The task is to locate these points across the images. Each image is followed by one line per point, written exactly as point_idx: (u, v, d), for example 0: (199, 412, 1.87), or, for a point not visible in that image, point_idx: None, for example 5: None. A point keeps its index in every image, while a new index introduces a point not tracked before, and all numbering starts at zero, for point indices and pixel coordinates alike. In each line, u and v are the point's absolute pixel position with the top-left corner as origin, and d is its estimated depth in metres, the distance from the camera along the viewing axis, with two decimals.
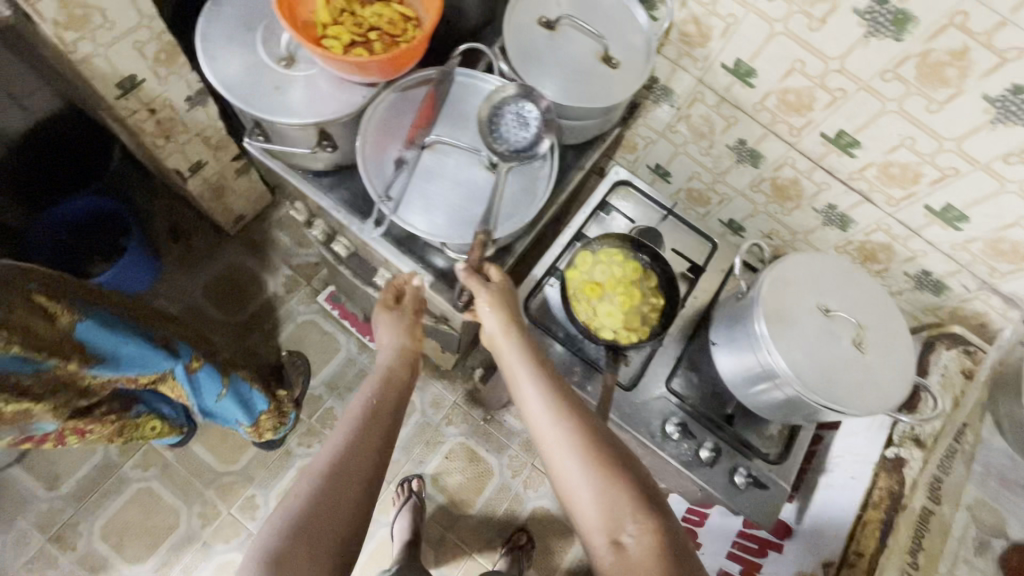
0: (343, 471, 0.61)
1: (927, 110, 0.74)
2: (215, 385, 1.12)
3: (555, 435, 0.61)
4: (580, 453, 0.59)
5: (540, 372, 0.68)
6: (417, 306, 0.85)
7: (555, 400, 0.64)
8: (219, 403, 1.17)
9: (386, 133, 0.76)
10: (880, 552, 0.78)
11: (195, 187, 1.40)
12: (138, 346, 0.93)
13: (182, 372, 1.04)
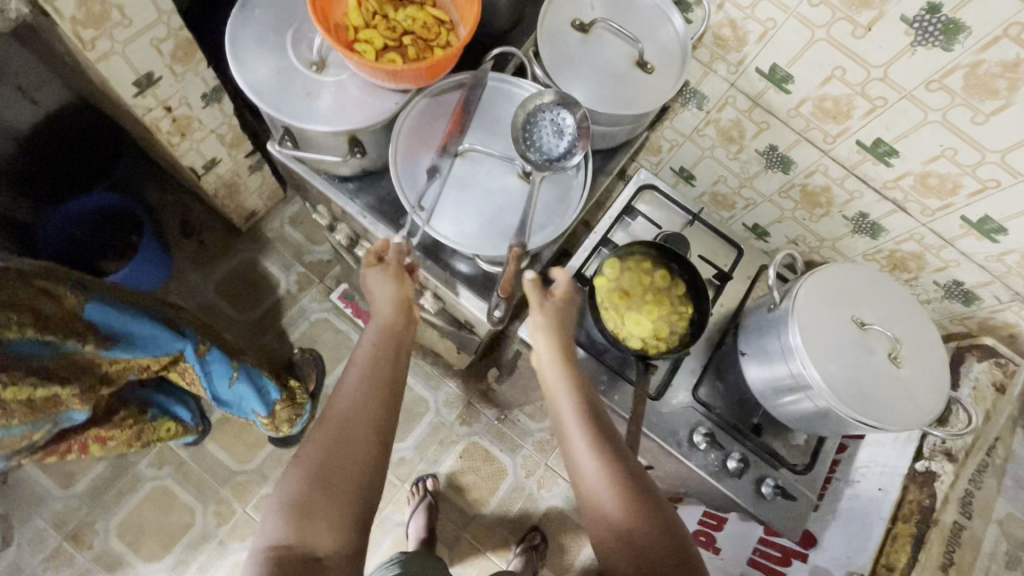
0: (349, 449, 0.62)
1: (973, 121, 0.72)
2: (226, 368, 1.14)
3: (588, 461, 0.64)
4: (612, 481, 0.62)
5: (581, 396, 0.70)
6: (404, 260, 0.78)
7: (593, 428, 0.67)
8: (232, 389, 1.18)
9: (419, 140, 0.76)
10: (912, 566, 0.78)
11: (210, 184, 1.39)
12: (148, 323, 0.94)
13: (193, 356, 1.05)
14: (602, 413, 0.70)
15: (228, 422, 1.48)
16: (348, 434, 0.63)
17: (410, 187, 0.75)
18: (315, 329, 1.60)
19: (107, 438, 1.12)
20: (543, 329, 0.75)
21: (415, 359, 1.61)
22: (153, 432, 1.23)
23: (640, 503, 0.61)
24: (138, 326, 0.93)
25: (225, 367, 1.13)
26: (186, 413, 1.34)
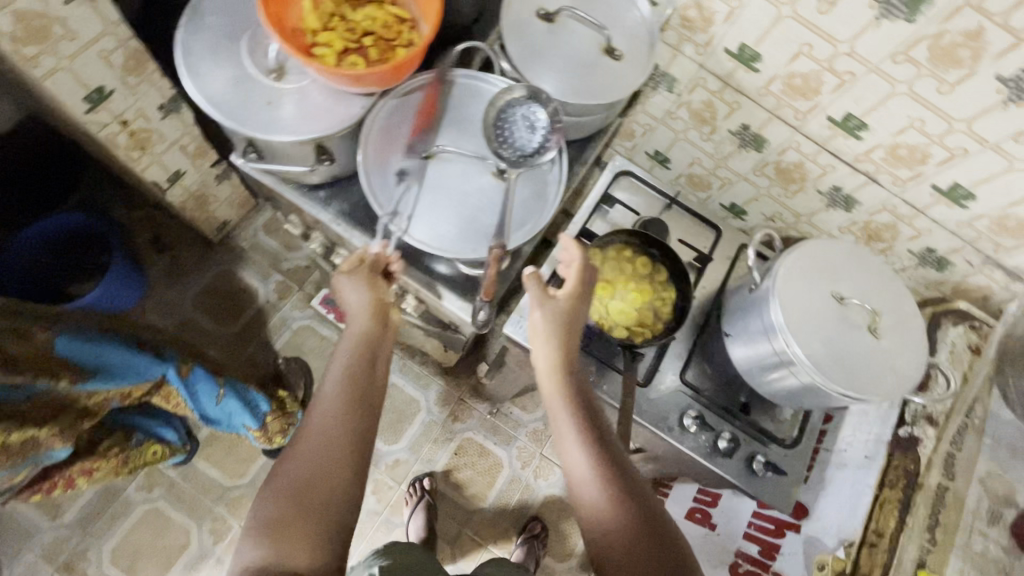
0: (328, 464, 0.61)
1: (938, 91, 0.73)
2: (212, 385, 1.10)
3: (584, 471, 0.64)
4: (608, 491, 0.63)
5: (576, 403, 0.70)
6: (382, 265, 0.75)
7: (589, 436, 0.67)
8: (220, 404, 1.14)
9: (388, 143, 0.74)
10: (900, 531, 0.81)
11: (177, 197, 1.35)
12: (125, 352, 0.93)
13: (175, 377, 1.03)
14: (599, 421, 0.70)
15: (217, 438, 1.45)
16: (325, 451, 0.61)
17: (382, 192, 0.73)
18: (298, 337, 1.58)
19: (92, 470, 1.11)
20: (540, 336, 0.73)
21: (403, 359, 1.61)
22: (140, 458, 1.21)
23: (634, 511, 0.62)
24: (112, 355, 0.91)
25: (206, 382, 1.10)
26: (172, 434, 1.31)
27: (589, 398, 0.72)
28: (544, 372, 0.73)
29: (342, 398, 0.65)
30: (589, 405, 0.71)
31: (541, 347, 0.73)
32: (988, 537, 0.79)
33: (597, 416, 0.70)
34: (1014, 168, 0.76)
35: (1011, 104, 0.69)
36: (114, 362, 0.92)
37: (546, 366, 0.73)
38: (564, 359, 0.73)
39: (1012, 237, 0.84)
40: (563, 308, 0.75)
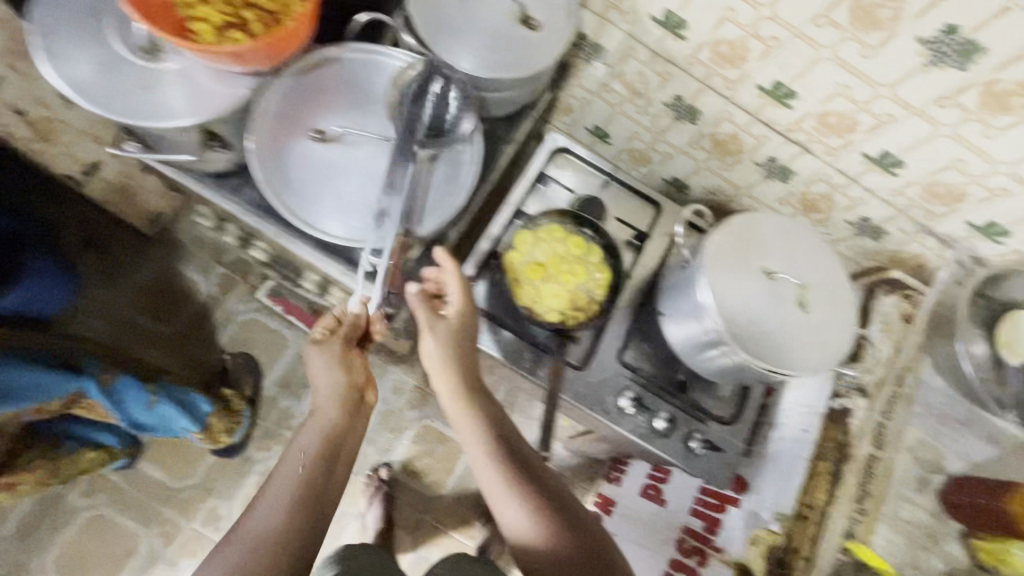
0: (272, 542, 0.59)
1: (861, 55, 0.70)
2: (141, 394, 1.10)
3: (502, 490, 0.66)
4: (527, 506, 0.64)
5: (488, 423, 0.71)
6: (358, 330, 0.77)
7: (503, 455, 0.68)
8: (155, 411, 1.11)
9: (283, 126, 0.68)
10: (830, 503, 0.82)
11: (98, 191, 1.27)
12: (26, 371, 0.97)
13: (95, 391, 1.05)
14: (512, 438, 0.71)
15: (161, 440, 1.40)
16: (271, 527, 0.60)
17: (282, 180, 0.68)
18: (244, 332, 1.52)
19: (15, 483, 1.12)
20: (439, 361, 0.73)
21: None
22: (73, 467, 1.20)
23: (556, 524, 0.63)
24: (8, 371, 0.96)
25: (135, 390, 1.09)
26: (110, 438, 1.27)
27: (499, 415, 0.73)
28: (451, 399, 0.73)
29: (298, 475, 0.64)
30: (500, 422, 0.72)
31: (440, 375, 0.73)
32: (915, 504, 0.81)
33: (509, 433, 0.72)
34: (940, 133, 0.74)
35: (932, 67, 0.67)
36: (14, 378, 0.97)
37: (451, 390, 0.73)
38: (466, 382, 0.73)
39: (942, 204, 0.83)
40: (450, 326, 0.75)
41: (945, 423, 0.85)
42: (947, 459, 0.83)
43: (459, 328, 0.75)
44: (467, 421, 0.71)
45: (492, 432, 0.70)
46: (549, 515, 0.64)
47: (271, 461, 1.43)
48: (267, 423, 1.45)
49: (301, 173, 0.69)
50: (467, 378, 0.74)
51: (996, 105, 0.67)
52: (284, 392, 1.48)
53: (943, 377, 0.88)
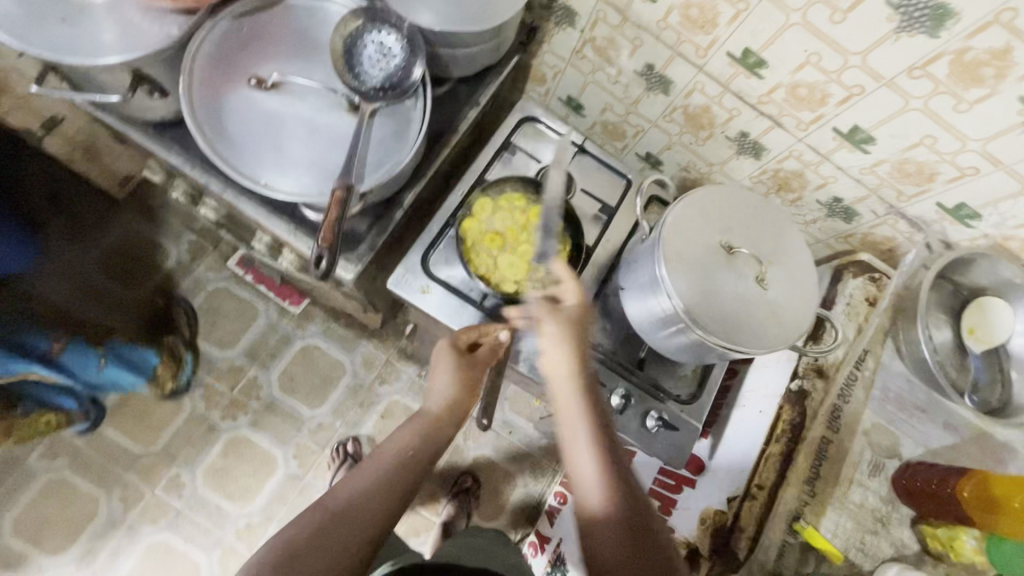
0: (361, 510, 0.66)
1: (831, 21, 0.67)
2: (90, 358, 1.29)
3: (595, 496, 0.62)
4: (617, 517, 0.61)
5: (597, 419, 0.66)
6: (488, 359, 0.85)
7: (606, 459, 0.64)
8: (103, 373, 1.32)
9: (221, 73, 0.67)
10: (779, 483, 0.82)
11: (59, 149, 1.24)
12: None
13: (44, 367, 1.22)
14: (615, 441, 0.67)
15: (124, 404, 1.39)
16: (360, 500, 0.67)
17: (216, 127, 0.66)
18: (213, 299, 1.48)
19: None
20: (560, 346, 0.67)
21: (327, 323, 1.51)
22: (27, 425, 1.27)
23: (638, 545, 0.59)
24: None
25: (85, 357, 1.28)
26: (69, 400, 1.31)
27: (606, 412, 0.68)
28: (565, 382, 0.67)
29: (392, 462, 0.73)
30: (607, 418, 0.68)
31: (557, 357, 0.68)
32: (867, 489, 0.81)
33: (614, 435, 0.67)
34: (910, 107, 0.71)
35: (902, 34, 0.64)
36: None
37: (567, 377, 0.67)
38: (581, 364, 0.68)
39: (913, 183, 0.80)
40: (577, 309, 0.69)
41: (904, 408, 0.84)
42: (903, 444, 0.82)
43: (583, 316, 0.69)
44: (574, 410, 0.66)
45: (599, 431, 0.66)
46: (636, 533, 0.60)
47: (236, 430, 1.42)
48: (234, 392, 1.43)
49: (238, 122, 0.66)
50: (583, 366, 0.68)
51: (968, 77, 0.64)
52: (252, 362, 1.46)
53: (902, 361, 0.85)
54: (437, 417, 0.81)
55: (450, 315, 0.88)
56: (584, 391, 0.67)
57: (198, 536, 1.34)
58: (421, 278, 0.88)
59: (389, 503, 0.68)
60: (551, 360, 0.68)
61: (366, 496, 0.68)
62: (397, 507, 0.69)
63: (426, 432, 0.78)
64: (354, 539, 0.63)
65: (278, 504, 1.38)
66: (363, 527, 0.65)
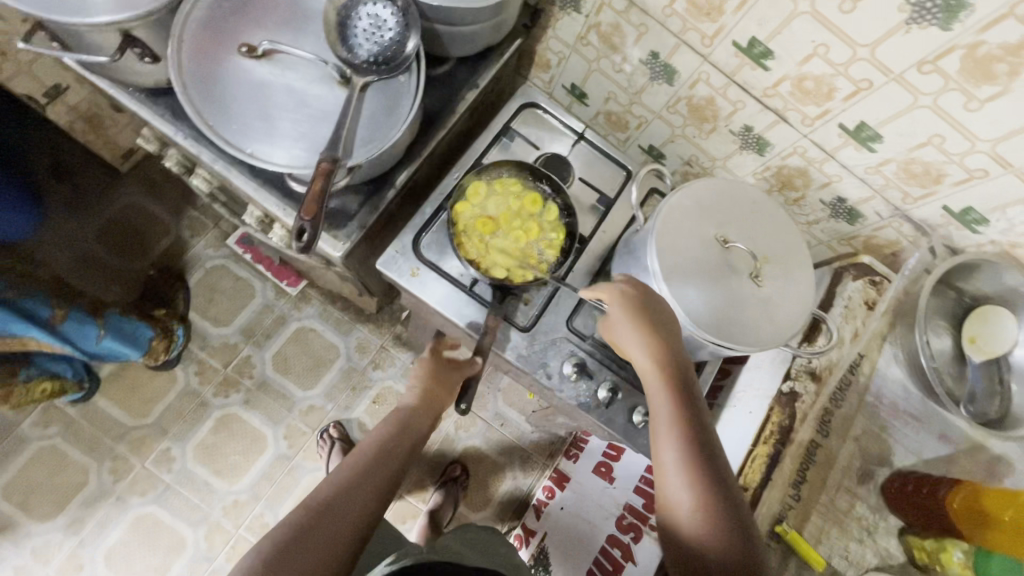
0: (348, 501, 0.66)
1: (840, 10, 0.65)
2: (90, 327, 1.17)
3: (677, 481, 0.64)
4: (699, 505, 0.62)
5: (683, 410, 0.68)
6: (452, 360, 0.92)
7: (691, 449, 0.66)
8: (101, 343, 1.20)
9: (212, 41, 0.66)
10: (765, 485, 0.79)
11: (62, 118, 1.24)
12: None
13: (44, 335, 1.09)
14: (706, 433, 0.68)
15: (119, 376, 1.40)
16: (346, 491, 0.67)
17: (207, 95, 0.66)
18: (211, 276, 1.49)
19: None
20: (638, 338, 0.70)
21: (324, 305, 1.51)
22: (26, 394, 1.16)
23: (720, 536, 0.61)
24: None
25: (87, 324, 1.16)
26: (66, 369, 1.25)
27: (697, 405, 0.70)
28: (651, 373, 0.71)
29: (372, 453, 0.74)
30: (697, 411, 0.69)
31: (637, 350, 0.71)
32: (855, 496, 0.79)
33: (704, 427, 0.68)
34: (919, 104, 0.68)
35: (913, 25, 0.62)
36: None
37: (650, 368, 0.70)
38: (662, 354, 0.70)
39: (919, 185, 0.78)
40: (638, 299, 0.71)
41: (896, 415, 0.83)
42: (895, 453, 0.81)
43: (662, 310, 0.71)
44: (660, 399, 0.70)
45: (686, 422, 0.68)
46: (720, 524, 0.61)
47: (227, 407, 1.42)
48: (227, 369, 1.44)
49: (227, 90, 0.66)
50: (669, 359, 0.70)
51: (979, 73, 0.62)
52: (247, 340, 1.46)
53: (900, 367, 0.85)
54: (414, 410, 0.85)
55: (438, 299, 0.86)
56: (668, 381, 0.70)
57: (184, 511, 1.34)
58: (410, 260, 0.87)
59: (375, 494, 0.70)
60: (632, 352, 0.72)
61: (349, 486, 0.68)
62: (382, 497, 0.70)
63: (404, 425, 0.81)
64: (343, 531, 0.63)
65: (266, 483, 1.38)
66: (351, 520, 0.65)
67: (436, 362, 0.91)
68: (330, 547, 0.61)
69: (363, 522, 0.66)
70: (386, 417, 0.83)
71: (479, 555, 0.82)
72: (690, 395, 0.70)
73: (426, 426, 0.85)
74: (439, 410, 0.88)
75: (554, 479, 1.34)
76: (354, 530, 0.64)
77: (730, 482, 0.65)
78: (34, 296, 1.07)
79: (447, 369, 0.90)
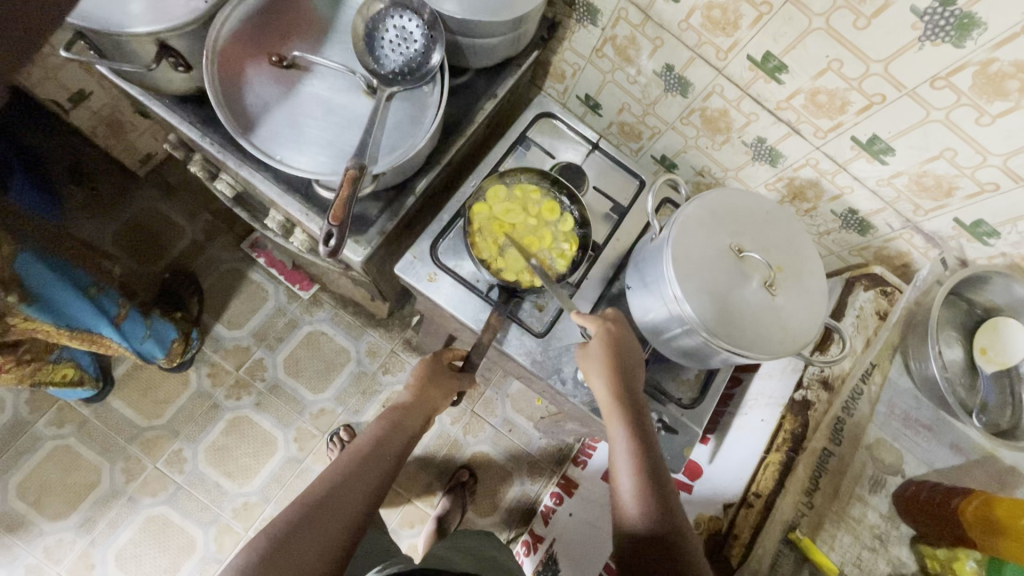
0: (340, 500, 0.67)
1: (855, 26, 0.66)
2: (140, 327, 1.14)
3: (628, 498, 0.67)
4: (645, 518, 0.65)
5: (635, 431, 0.72)
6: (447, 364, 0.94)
7: (640, 466, 0.69)
8: (144, 344, 1.17)
9: (244, 52, 0.70)
10: (777, 493, 0.81)
11: (85, 122, 1.27)
12: (64, 284, 0.90)
13: (112, 331, 1.06)
14: (655, 454, 0.71)
15: (134, 377, 1.42)
16: (337, 491, 0.68)
17: (238, 103, 0.69)
18: (224, 279, 1.50)
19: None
20: (599, 364, 0.75)
21: (336, 310, 1.53)
22: (48, 375, 1.10)
23: (662, 546, 0.63)
24: (58, 291, 0.90)
25: (140, 325, 1.13)
26: (86, 362, 1.23)
27: (648, 428, 0.74)
28: (607, 399, 0.74)
29: (367, 449, 0.75)
30: (647, 432, 0.73)
31: (597, 378, 0.75)
32: (867, 504, 0.80)
33: (653, 448, 0.72)
34: (932, 118, 0.70)
35: (926, 42, 0.63)
36: (68, 308, 0.94)
37: (607, 394, 0.74)
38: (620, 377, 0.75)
39: (931, 198, 0.79)
40: (617, 332, 0.77)
41: (907, 425, 0.84)
42: (906, 462, 0.82)
43: (627, 343, 0.77)
44: (614, 422, 0.73)
45: (638, 442, 0.71)
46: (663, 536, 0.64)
47: (238, 410, 1.43)
48: (240, 372, 1.45)
49: (257, 97, 0.70)
50: (623, 385, 0.74)
51: (991, 90, 0.63)
52: (259, 343, 1.48)
53: (910, 378, 0.86)
54: (407, 408, 0.84)
55: (454, 303, 0.87)
56: (623, 405, 0.73)
57: (195, 512, 1.35)
58: (428, 265, 0.88)
59: (368, 494, 0.70)
60: (593, 379, 0.76)
61: (341, 485, 0.69)
62: (376, 496, 0.71)
63: (395, 423, 0.81)
64: (335, 531, 0.64)
65: (276, 486, 1.39)
66: (343, 521, 0.65)
67: (434, 362, 0.92)
68: (317, 548, 0.61)
69: (356, 523, 0.67)
70: (380, 414, 0.83)
71: (470, 560, 0.82)
72: (642, 417, 0.74)
73: (421, 424, 0.85)
74: (434, 410, 0.88)
75: (562, 485, 1.34)
76: (348, 531, 0.65)
77: (674, 498, 0.68)
78: (110, 293, 1.02)
79: (443, 374, 0.91)
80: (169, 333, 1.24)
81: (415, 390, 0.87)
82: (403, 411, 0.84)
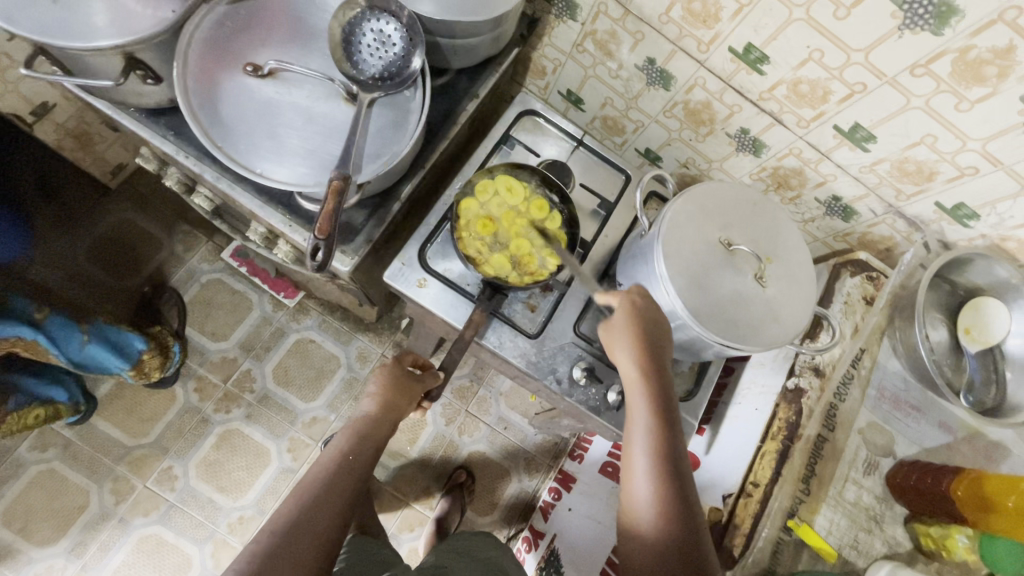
0: (310, 523, 0.65)
1: (836, 16, 0.66)
2: (74, 331, 1.13)
3: (641, 477, 0.67)
4: (658, 506, 0.65)
5: (659, 414, 0.71)
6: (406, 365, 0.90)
7: (660, 460, 0.68)
8: (88, 349, 1.16)
9: (216, 59, 0.68)
10: (775, 482, 0.82)
11: (49, 136, 1.21)
12: None
13: (30, 330, 1.05)
14: (676, 439, 0.70)
15: (118, 396, 1.38)
16: (306, 514, 0.65)
17: (211, 114, 0.67)
18: (207, 291, 1.47)
19: None
20: (628, 346, 0.72)
21: (323, 316, 1.51)
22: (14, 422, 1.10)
23: (670, 542, 0.63)
24: None
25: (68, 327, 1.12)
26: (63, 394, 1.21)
27: (670, 408, 0.72)
28: (636, 388, 0.72)
29: (331, 468, 0.72)
30: (670, 421, 0.71)
31: (625, 358, 0.73)
32: (862, 487, 0.83)
33: (677, 444, 0.70)
34: (912, 105, 0.70)
35: (906, 31, 0.64)
36: None
37: (635, 380, 0.72)
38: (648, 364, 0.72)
39: (912, 182, 0.80)
40: (647, 314, 0.73)
41: (896, 407, 0.87)
42: (898, 442, 0.85)
43: (655, 321, 0.74)
44: (640, 412, 0.71)
45: (662, 434, 0.69)
46: (676, 539, 0.63)
47: (229, 423, 1.41)
48: (228, 385, 1.42)
49: (231, 108, 0.68)
50: (652, 373, 0.72)
51: (970, 75, 0.64)
52: (246, 354, 1.45)
53: (899, 361, 0.88)
54: (373, 418, 0.81)
55: (444, 307, 0.86)
56: (648, 382, 0.72)
57: (189, 529, 1.33)
58: (417, 271, 0.87)
59: (337, 512, 0.68)
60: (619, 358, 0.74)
61: (309, 508, 0.66)
62: (346, 511, 0.69)
63: (362, 435, 0.79)
64: (306, 554, 0.62)
65: (272, 497, 1.37)
66: (316, 545, 0.64)
67: (396, 367, 0.88)
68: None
69: (327, 541, 0.65)
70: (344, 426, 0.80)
71: (469, 565, 0.82)
72: (667, 402, 0.72)
73: (387, 431, 0.83)
74: (401, 415, 0.85)
75: (559, 481, 1.35)
76: (318, 551, 0.63)
77: (693, 499, 0.67)
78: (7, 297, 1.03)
79: (408, 377, 0.87)
80: (129, 339, 1.22)
81: (379, 399, 0.83)
82: (367, 419, 0.81)
